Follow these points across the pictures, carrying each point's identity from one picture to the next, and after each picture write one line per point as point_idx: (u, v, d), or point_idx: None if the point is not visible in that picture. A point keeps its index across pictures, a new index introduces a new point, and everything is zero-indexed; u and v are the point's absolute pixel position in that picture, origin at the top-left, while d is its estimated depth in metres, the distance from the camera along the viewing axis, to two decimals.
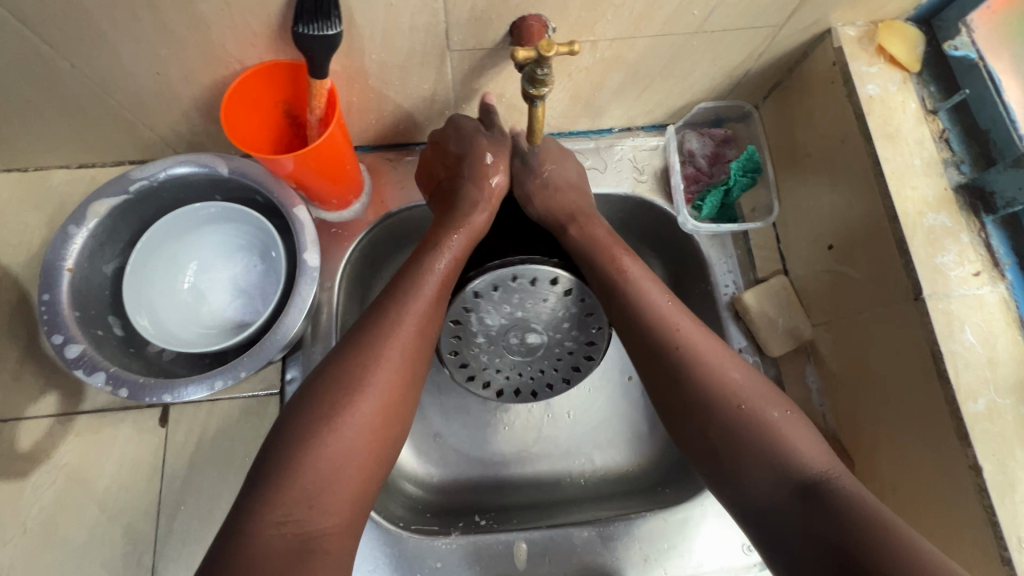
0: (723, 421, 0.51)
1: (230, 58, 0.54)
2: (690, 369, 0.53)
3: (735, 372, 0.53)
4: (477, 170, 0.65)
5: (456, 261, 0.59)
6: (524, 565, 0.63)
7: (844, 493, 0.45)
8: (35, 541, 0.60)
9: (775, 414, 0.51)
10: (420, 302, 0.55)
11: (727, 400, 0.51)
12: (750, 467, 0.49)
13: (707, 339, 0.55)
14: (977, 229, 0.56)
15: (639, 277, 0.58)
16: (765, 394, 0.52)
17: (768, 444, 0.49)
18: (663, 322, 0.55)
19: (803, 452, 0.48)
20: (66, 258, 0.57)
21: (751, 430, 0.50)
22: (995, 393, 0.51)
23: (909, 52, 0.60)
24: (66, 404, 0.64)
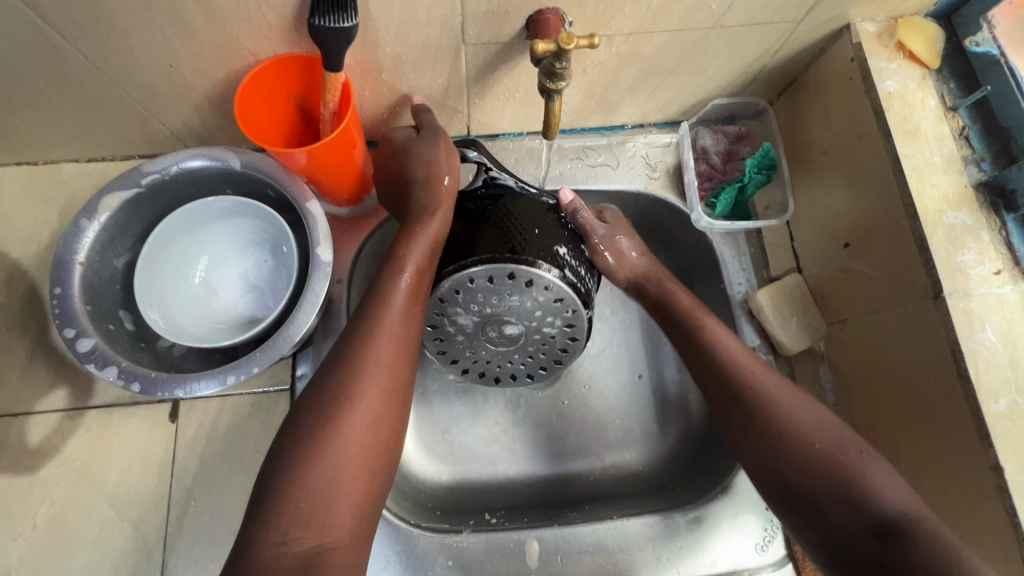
0: (797, 463, 0.51)
1: (244, 50, 0.54)
2: (764, 409, 0.54)
3: (811, 414, 0.53)
4: (417, 176, 0.59)
5: (418, 272, 0.55)
6: (536, 564, 0.62)
7: (924, 535, 0.45)
8: (45, 536, 0.60)
9: (855, 453, 0.50)
10: (392, 317, 0.52)
11: (802, 441, 0.51)
12: (825, 505, 0.49)
13: (775, 381, 0.55)
14: (997, 227, 0.55)
15: (713, 326, 0.60)
16: (842, 439, 0.51)
17: (847, 482, 0.48)
18: (732, 367, 0.57)
19: (884, 491, 0.47)
20: (78, 252, 0.57)
21: (828, 471, 0.49)
22: (1017, 393, 0.50)
23: (929, 48, 0.60)
24: (76, 398, 0.63)
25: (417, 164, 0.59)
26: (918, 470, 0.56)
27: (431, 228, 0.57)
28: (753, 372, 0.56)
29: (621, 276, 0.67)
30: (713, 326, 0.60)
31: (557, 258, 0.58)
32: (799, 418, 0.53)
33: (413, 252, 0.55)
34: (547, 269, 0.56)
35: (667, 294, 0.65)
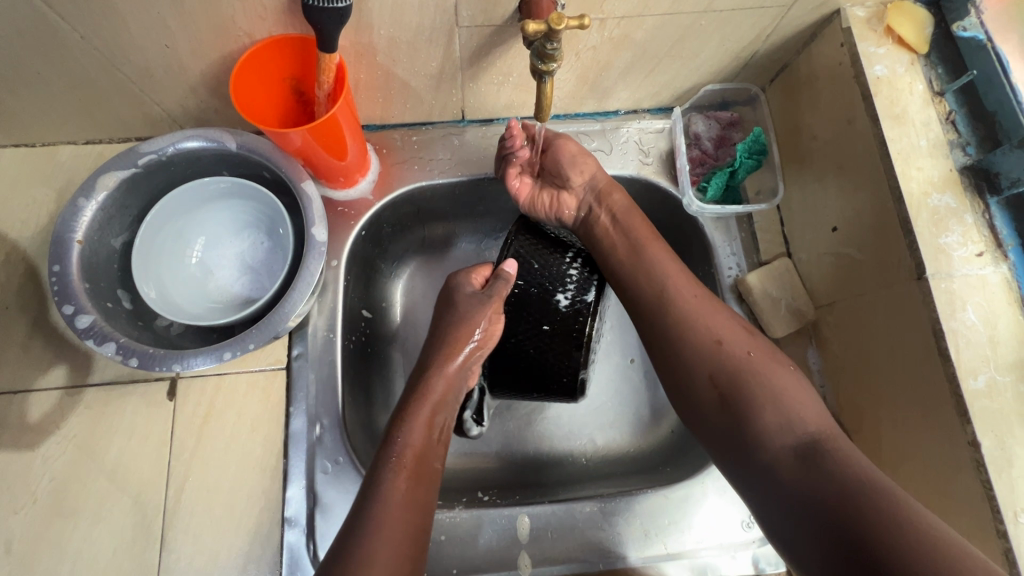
0: (725, 386, 0.55)
1: (239, 30, 0.54)
2: (710, 345, 0.57)
3: (742, 331, 0.58)
4: (465, 330, 0.63)
5: (423, 446, 0.56)
6: (526, 539, 0.63)
7: (838, 453, 0.48)
8: (45, 510, 0.61)
9: (782, 378, 0.54)
10: (394, 502, 0.51)
11: (736, 355, 0.56)
12: (756, 414, 0.53)
13: (714, 309, 0.59)
14: (981, 211, 0.56)
15: (658, 261, 0.63)
16: (768, 361, 0.56)
17: (774, 393, 0.53)
18: (669, 299, 0.61)
19: (804, 405, 0.52)
20: (76, 231, 0.58)
21: (754, 391, 0.54)
22: (996, 371, 0.51)
23: (918, 33, 0.61)
24: (76, 376, 0.64)
25: (477, 305, 0.63)
26: (899, 446, 0.58)
27: (418, 426, 0.57)
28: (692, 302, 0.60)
29: (579, 181, 0.69)
30: (656, 251, 0.64)
31: (572, 312, 0.63)
32: (735, 340, 0.57)
33: (404, 459, 0.55)
34: (591, 325, 0.63)
35: (620, 213, 0.67)
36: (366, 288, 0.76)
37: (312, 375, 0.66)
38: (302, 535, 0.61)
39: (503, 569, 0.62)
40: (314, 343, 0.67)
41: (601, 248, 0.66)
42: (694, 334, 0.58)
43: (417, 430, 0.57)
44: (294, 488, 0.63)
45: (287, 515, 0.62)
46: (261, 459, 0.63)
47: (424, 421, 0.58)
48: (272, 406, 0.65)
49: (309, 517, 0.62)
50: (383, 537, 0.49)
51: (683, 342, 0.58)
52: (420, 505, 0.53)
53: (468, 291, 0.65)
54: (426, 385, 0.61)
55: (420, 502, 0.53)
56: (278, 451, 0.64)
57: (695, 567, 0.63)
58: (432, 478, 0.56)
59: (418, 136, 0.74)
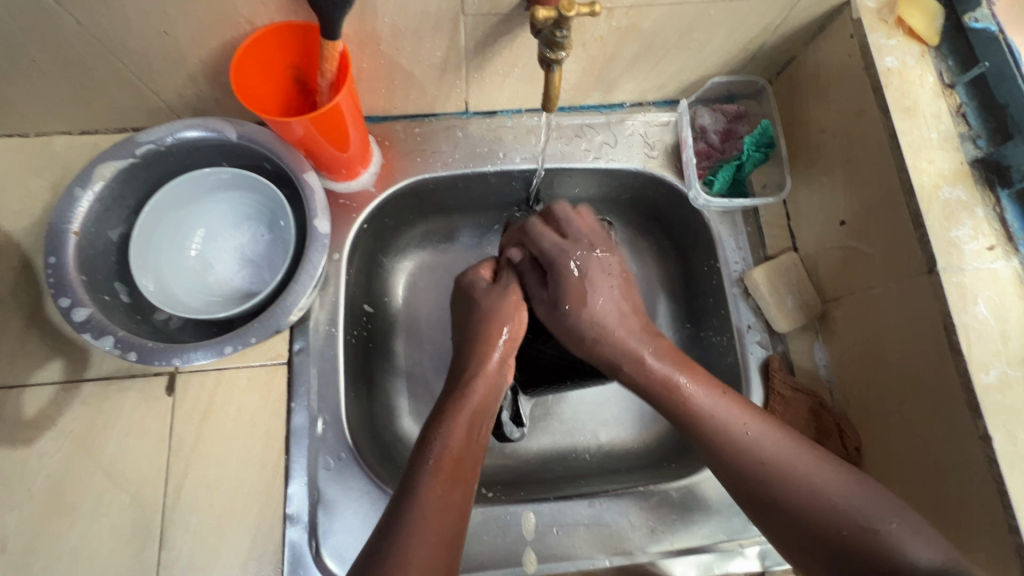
0: (819, 537, 0.44)
1: (239, 17, 0.53)
2: (783, 486, 0.47)
3: (803, 458, 0.48)
4: (495, 319, 0.62)
5: (464, 446, 0.53)
6: (532, 536, 0.63)
7: None
8: (41, 508, 0.59)
9: (885, 522, 0.43)
10: (430, 504, 0.48)
11: (800, 491, 0.46)
12: (847, 565, 0.43)
13: (781, 438, 0.49)
14: (992, 204, 0.55)
15: (689, 385, 0.54)
16: (865, 497, 0.45)
17: (863, 541, 0.43)
18: (701, 417, 0.52)
19: (911, 552, 0.41)
20: (72, 222, 0.56)
21: (860, 544, 0.43)
22: (1008, 364, 0.50)
23: (928, 25, 0.60)
24: (72, 371, 0.63)
25: (500, 298, 0.63)
26: (907, 439, 0.57)
27: (459, 428, 0.54)
28: (743, 427, 0.50)
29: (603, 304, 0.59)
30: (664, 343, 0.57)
31: None
32: (813, 478, 0.46)
33: (442, 463, 0.51)
34: None
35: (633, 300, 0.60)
36: (368, 282, 0.75)
37: (315, 370, 0.65)
38: (304, 532, 0.61)
39: (508, 566, 0.62)
40: (316, 339, 0.66)
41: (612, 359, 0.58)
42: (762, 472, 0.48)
43: (457, 433, 0.53)
44: (296, 485, 0.62)
45: (289, 512, 0.61)
46: (263, 455, 0.62)
47: (465, 425, 0.54)
48: (273, 402, 0.63)
49: (311, 513, 0.61)
50: (419, 540, 0.46)
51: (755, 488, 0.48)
52: (456, 510, 0.49)
53: (483, 286, 0.66)
54: (466, 386, 0.57)
55: (457, 507, 0.49)
56: (279, 447, 0.62)
57: (702, 566, 0.62)
58: (469, 479, 0.52)
59: (421, 128, 0.73)
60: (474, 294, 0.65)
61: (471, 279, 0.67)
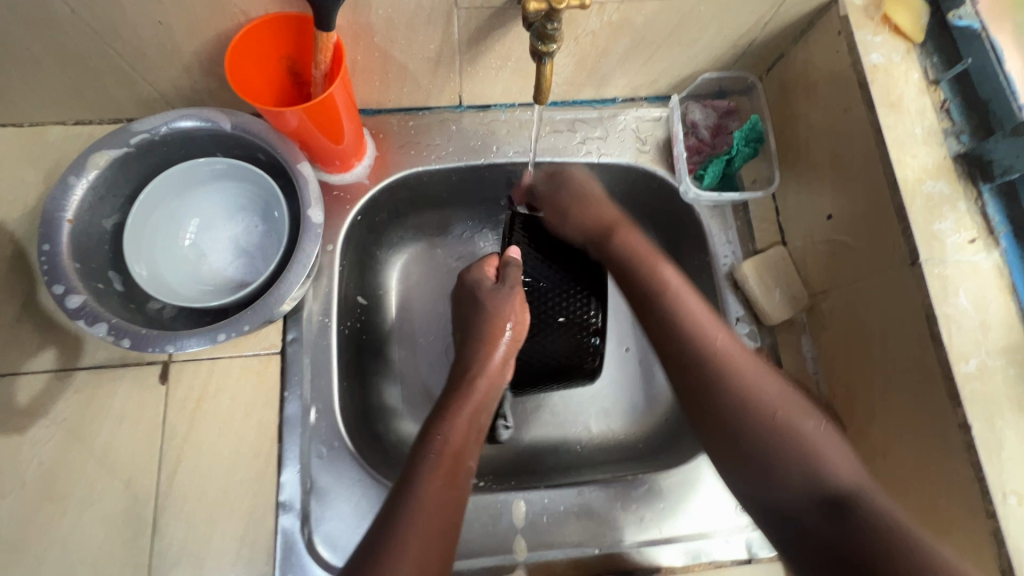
0: (749, 438, 0.53)
1: (235, 8, 0.54)
2: (725, 379, 0.55)
3: (767, 385, 0.55)
4: (496, 317, 0.62)
5: (463, 445, 0.54)
6: (521, 524, 0.63)
7: (875, 514, 0.45)
8: (34, 494, 0.60)
9: (811, 426, 0.52)
10: (427, 497, 0.49)
11: (732, 391, 0.54)
12: (783, 472, 0.50)
13: (748, 355, 0.57)
14: (973, 198, 0.56)
15: (663, 268, 0.64)
16: (801, 410, 0.53)
17: (799, 453, 0.50)
18: (666, 300, 0.61)
19: (837, 464, 0.49)
20: (66, 210, 0.57)
21: (784, 443, 0.51)
22: (986, 354, 0.52)
23: (914, 22, 0.61)
24: (65, 359, 0.63)
25: (499, 300, 0.62)
26: (891, 429, 0.58)
27: (459, 427, 0.55)
28: (702, 316, 0.59)
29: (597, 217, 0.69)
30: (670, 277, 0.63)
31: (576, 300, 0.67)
32: (757, 380, 0.55)
33: (442, 459, 0.52)
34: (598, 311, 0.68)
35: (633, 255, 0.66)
36: (361, 275, 0.75)
37: (309, 360, 0.66)
38: (296, 519, 0.61)
39: (498, 554, 0.62)
40: (310, 329, 0.66)
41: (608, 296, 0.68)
42: (723, 400, 0.55)
43: (457, 429, 0.55)
44: (288, 473, 0.62)
45: (281, 499, 0.61)
46: (256, 443, 0.63)
47: (465, 424, 0.56)
48: (267, 391, 0.64)
49: (303, 501, 0.62)
50: (416, 530, 0.47)
51: (701, 379, 0.56)
52: (452, 505, 0.50)
53: (488, 286, 0.65)
54: (468, 386, 0.59)
55: (453, 501, 0.50)
56: (272, 436, 0.63)
57: (690, 553, 0.63)
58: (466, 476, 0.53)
59: (415, 121, 0.74)
60: (482, 288, 0.65)
61: (475, 275, 0.66)
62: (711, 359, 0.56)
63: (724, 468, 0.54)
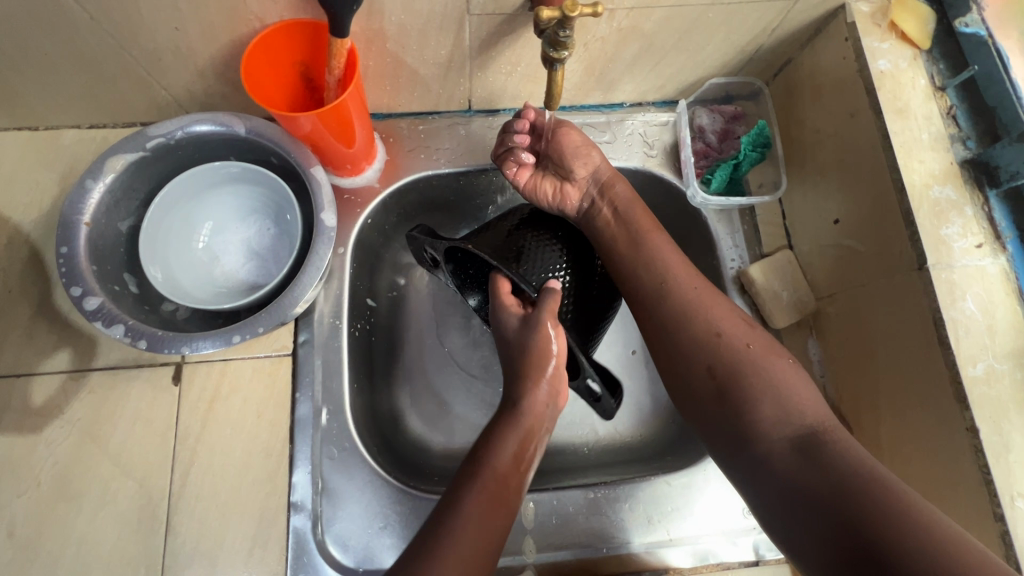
0: (717, 369, 0.55)
1: (250, 14, 0.54)
2: (701, 323, 0.57)
3: (740, 332, 0.56)
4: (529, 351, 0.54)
5: (514, 470, 0.52)
6: (531, 525, 0.64)
7: (837, 444, 0.47)
8: (48, 493, 0.60)
9: (780, 366, 0.54)
10: (470, 526, 0.48)
11: (706, 329, 0.57)
12: (754, 406, 0.52)
13: (724, 303, 0.58)
14: (980, 203, 0.57)
15: (634, 207, 0.66)
16: (769, 350, 0.55)
17: (771, 385, 0.52)
18: (643, 238, 0.64)
19: (805, 401, 0.51)
20: (83, 213, 0.57)
21: (750, 379, 0.53)
22: (994, 358, 0.52)
23: (920, 29, 0.62)
24: (80, 360, 0.64)
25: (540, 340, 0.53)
26: (899, 432, 0.59)
27: (507, 451, 0.52)
28: (674, 261, 0.62)
29: (587, 175, 0.68)
30: (657, 242, 0.63)
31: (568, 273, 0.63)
32: (723, 318, 0.57)
33: (487, 483, 0.50)
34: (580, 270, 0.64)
35: (626, 204, 0.66)
36: (371, 278, 0.76)
37: (319, 361, 0.66)
38: (307, 519, 0.62)
39: (508, 555, 0.63)
40: (321, 331, 0.67)
41: (602, 242, 0.66)
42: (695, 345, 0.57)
43: (507, 453, 0.52)
44: (300, 473, 0.63)
45: (294, 500, 0.62)
46: (267, 443, 0.63)
47: (512, 453, 0.52)
48: (278, 391, 0.65)
49: (315, 501, 0.62)
50: (451, 558, 0.46)
51: (664, 314, 0.59)
52: (497, 531, 0.49)
53: (514, 324, 0.56)
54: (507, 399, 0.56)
55: (496, 527, 0.49)
56: (284, 436, 0.64)
57: (698, 554, 0.64)
58: (506, 513, 0.50)
59: (425, 125, 0.75)
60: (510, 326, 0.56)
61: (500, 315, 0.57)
62: (689, 300, 0.59)
63: (694, 410, 0.56)
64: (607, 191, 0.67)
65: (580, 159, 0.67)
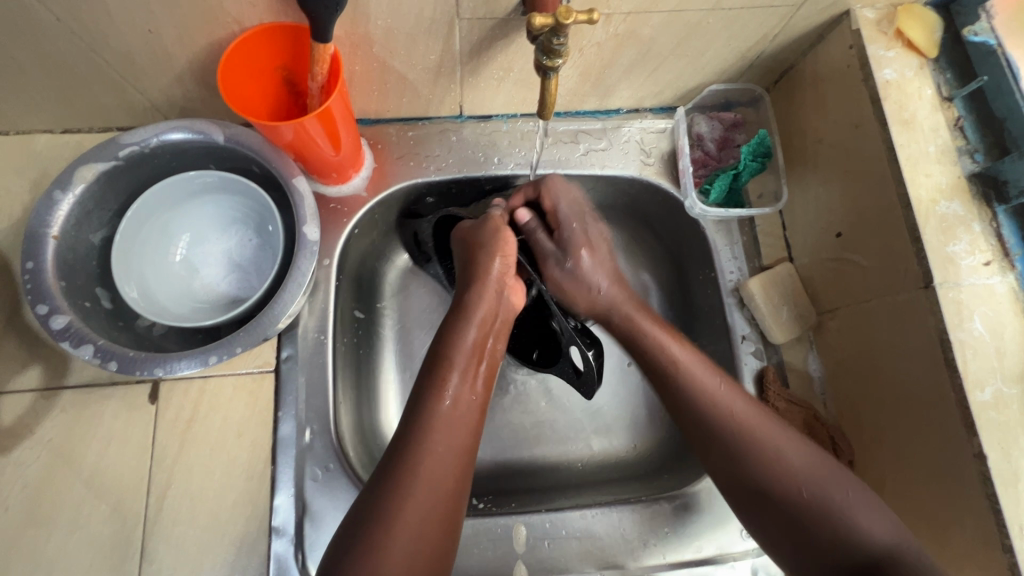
0: (780, 500, 0.51)
1: (228, 17, 0.52)
2: (752, 449, 0.52)
3: (793, 454, 0.52)
4: (489, 248, 0.61)
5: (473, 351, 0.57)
6: (522, 549, 0.62)
7: (912, 570, 0.45)
8: (17, 519, 0.58)
9: (842, 491, 0.50)
10: (440, 417, 0.52)
11: (763, 457, 0.52)
12: (822, 538, 0.48)
13: (771, 422, 0.54)
14: (988, 219, 0.55)
15: (649, 328, 0.61)
16: (828, 472, 0.51)
17: (837, 522, 0.48)
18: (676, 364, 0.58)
19: (872, 528, 0.48)
20: (51, 225, 0.55)
21: (822, 518, 0.49)
22: (1003, 382, 0.50)
23: (927, 37, 0.59)
24: (51, 378, 0.61)
25: (501, 237, 0.62)
26: (902, 455, 0.57)
27: (468, 339, 0.57)
28: (719, 393, 0.55)
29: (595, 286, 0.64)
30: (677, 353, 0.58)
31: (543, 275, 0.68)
32: (779, 447, 0.52)
33: (451, 361, 0.55)
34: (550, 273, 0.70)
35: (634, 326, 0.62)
36: (360, 289, 0.73)
37: (303, 378, 0.64)
38: (290, 545, 0.59)
39: None
40: (304, 347, 0.64)
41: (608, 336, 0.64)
42: (743, 446, 0.53)
43: (464, 342, 0.57)
44: (282, 496, 0.60)
45: (275, 524, 0.60)
46: (248, 465, 0.61)
47: (474, 339, 0.57)
48: (259, 410, 0.62)
49: (297, 526, 0.60)
50: (434, 441, 0.50)
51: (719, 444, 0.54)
52: (467, 421, 0.53)
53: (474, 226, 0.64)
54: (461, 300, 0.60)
55: (467, 416, 0.53)
56: (265, 457, 0.61)
57: None
58: (478, 391, 0.55)
59: (414, 131, 0.72)
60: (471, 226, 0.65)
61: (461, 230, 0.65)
62: (736, 430, 0.53)
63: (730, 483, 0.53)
64: (613, 313, 0.63)
65: (581, 263, 0.64)
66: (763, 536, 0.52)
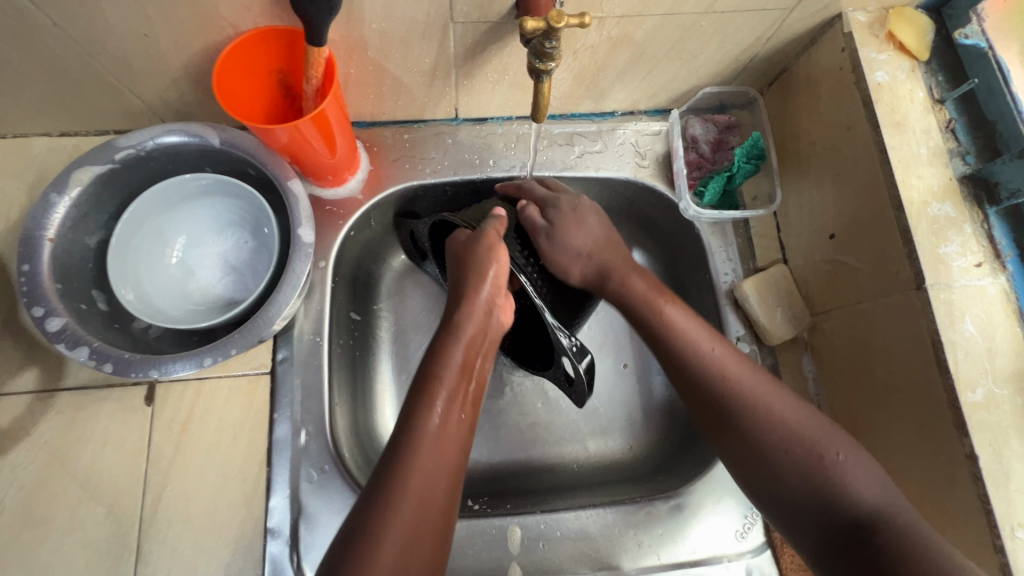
0: (764, 450, 0.51)
1: (223, 21, 0.52)
2: (737, 400, 0.53)
3: (781, 406, 0.52)
4: (479, 265, 0.59)
5: (459, 373, 0.56)
6: (517, 550, 0.62)
7: (897, 533, 0.44)
8: (13, 520, 0.58)
9: (834, 449, 0.49)
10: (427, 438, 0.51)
11: (750, 407, 0.52)
12: (806, 497, 0.48)
13: (759, 375, 0.54)
14: (979, 220, 0.55)
15: (638, 283, 0.61)
16: (816, 427, 0.51)
17: (821, 479, 0.48)
18: (665, 318, 0.58)
19: (863, 488, 0.47)
20: (46, 229, 0.55)
21: (809, 471, 0.49)
22: (994, 383, 0.50)
23: (919, 40, 0.60)
24: (47, 380, 0.62)
25: (493, 257, 0.59)
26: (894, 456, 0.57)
27: (454, 358, 0.56)
28: (713, 350, 0.55)
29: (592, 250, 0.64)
30: (675, 314, 0.58)
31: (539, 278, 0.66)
32: (769, 401, 0.52)
33: (437, 382, 0.54)
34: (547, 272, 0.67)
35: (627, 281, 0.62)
36: (355, 291, 0.74)
37: (298, 380, 0.64)
38: (285, 546, 0.59)
39: None
40: (300, 349, 0.65)
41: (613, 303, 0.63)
42: (726, 397, 0.53)
43: (451, 361, 0.56)
44: (278, 498, 0.60)
45: (270, 526, 0.60)
46: (244, 466, 0.61)
47: (460, 358, 0.56)
48: (255, 412, 0.62)
49: (292, 527, 0.60)
50: (423, 460, 0.50)
51: (707, 395, 0.54)
52: (455, 442, 0.53)
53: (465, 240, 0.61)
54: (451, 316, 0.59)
55: (455, 437, 0.53)
56: (261, 459, 0.61)
57: None
58: (467, 413, 0.55)
59: (410, 134, 0.72)
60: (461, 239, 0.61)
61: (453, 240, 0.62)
62: (721, 380, 0.54)
63: (725, 449, 0.53)
64: (609, 273, 0.63)
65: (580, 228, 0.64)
66: (748, 487, 0.52)
